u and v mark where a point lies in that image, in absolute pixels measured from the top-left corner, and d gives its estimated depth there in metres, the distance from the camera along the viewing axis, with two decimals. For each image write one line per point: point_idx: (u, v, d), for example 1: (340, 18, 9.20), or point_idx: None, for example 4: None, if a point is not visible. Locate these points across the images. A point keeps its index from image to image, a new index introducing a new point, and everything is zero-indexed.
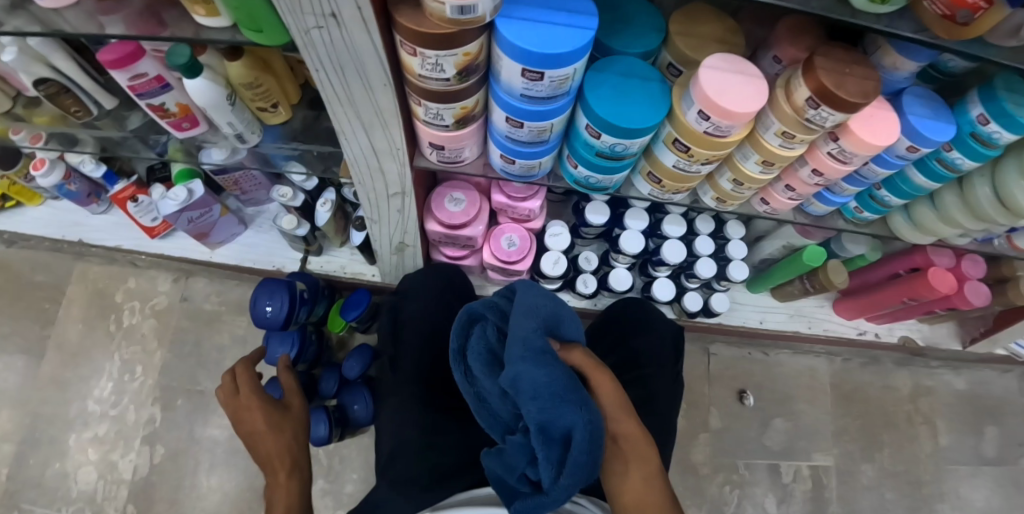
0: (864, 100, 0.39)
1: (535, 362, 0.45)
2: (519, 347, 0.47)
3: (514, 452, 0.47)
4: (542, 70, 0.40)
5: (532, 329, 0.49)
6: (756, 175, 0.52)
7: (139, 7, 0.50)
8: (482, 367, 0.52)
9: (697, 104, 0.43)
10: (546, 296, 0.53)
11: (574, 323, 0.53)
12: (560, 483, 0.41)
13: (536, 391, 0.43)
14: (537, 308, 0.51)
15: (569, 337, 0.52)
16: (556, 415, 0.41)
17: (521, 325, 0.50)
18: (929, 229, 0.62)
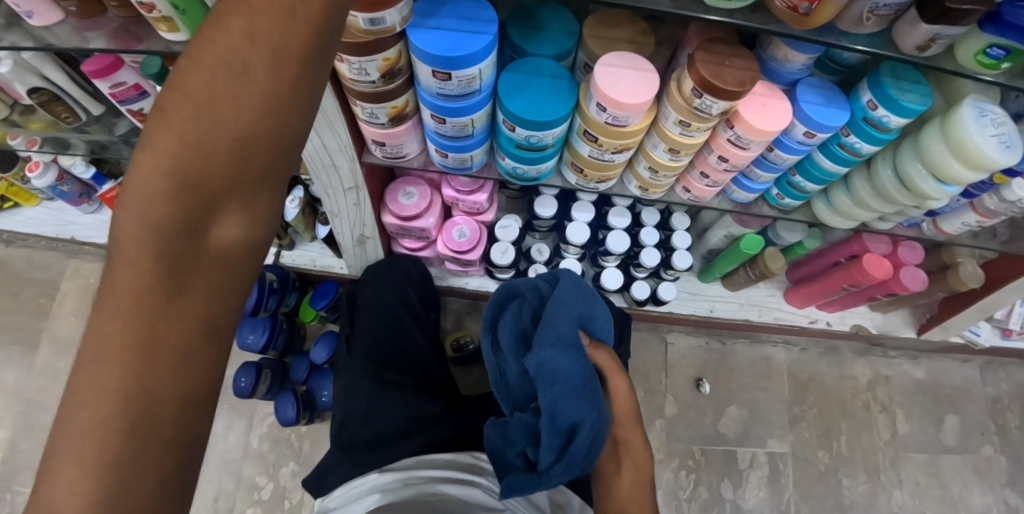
0: (739, 88, 0.44)
1: (561, 357, 0.49)
2: (554, 333, 0.50)
3: (516, 431, 0.52)
4: (449, 71, 0.45)
5: (568, 322, 0.52)
6: (666, 162, 0.57)
7: (116, 25, 0.56)
8: (512, 343, 0.55)
9: (596, 98, 0.48)
10: (587, 290, 0.56)
11: (605, 322, 0.57)
12: (555, 470, 0.47)
13: (561, 388, 0.48)
14: (576, 299, 0.54)
15: (593, 335, 0.56)
16: (567, 409, 0.47)
17: (559, 312, 0.52)
18: (847, 213, 0.66)
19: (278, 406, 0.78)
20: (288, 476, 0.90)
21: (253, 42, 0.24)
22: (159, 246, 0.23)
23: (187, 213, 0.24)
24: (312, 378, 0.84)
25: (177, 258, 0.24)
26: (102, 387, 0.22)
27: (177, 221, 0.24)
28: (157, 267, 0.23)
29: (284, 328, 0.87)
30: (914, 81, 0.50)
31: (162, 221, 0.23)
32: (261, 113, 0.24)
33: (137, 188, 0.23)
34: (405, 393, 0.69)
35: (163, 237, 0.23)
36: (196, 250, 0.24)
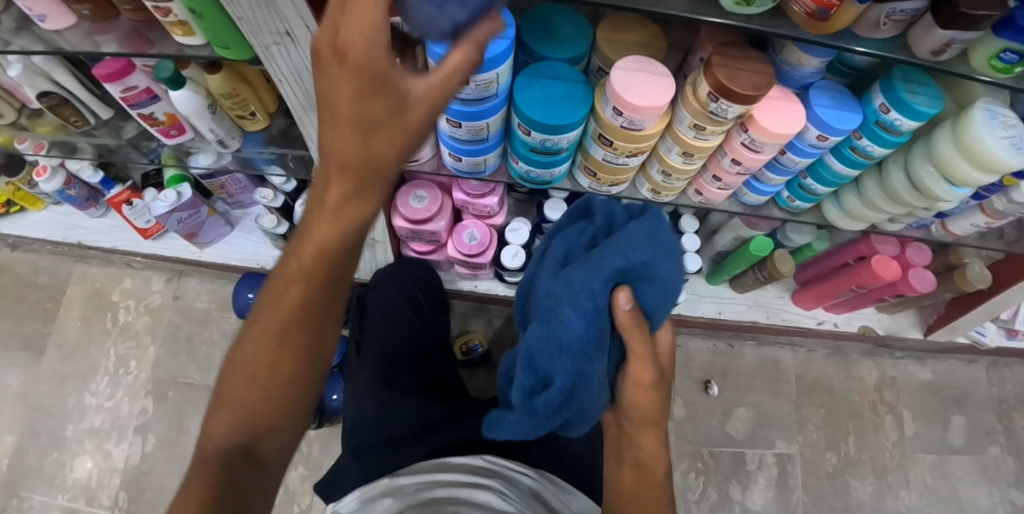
0: (756, 92, 0.44)
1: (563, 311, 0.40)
2: (580, 275, 0.39)
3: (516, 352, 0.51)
4: (467, 75, 0.45)
5: (602, 272, 0.39)
6: (680, 166, 0.57)
7: (128, 29, 0.56)
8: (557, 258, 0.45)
9: (612, 102, 0.48)
10: (654, 241, 0.39)
11: (654, 292, 0.41)
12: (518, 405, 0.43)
13: (548, 338, 0.40)
14: (630, 251, 0.39)
15: (640, 302, 0.41)
16: (551, 356, 0.40)
17: (605, 256, 0.39)
18: (857, 215, 0.66)
19: None
20: (296, 480, 0.89)
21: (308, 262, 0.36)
22: (291, 312, 0.38)
23: (306, 307, 0.39)
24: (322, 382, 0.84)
25: (289, 326, 0.39)
26: (250, 393, 0.39)
27: (296, 310, 0.38)
28: (286, 330, 0.39)
29: None
30: (926, 84, 0.51)
31: (292, 304, 0.38)
32: (352, 245, 0.36)
33: (286, 277, 0.38)
34: (415, 395, 0.69)
35: (290, 311, 0.38)
36: (303, 317, 0.39)
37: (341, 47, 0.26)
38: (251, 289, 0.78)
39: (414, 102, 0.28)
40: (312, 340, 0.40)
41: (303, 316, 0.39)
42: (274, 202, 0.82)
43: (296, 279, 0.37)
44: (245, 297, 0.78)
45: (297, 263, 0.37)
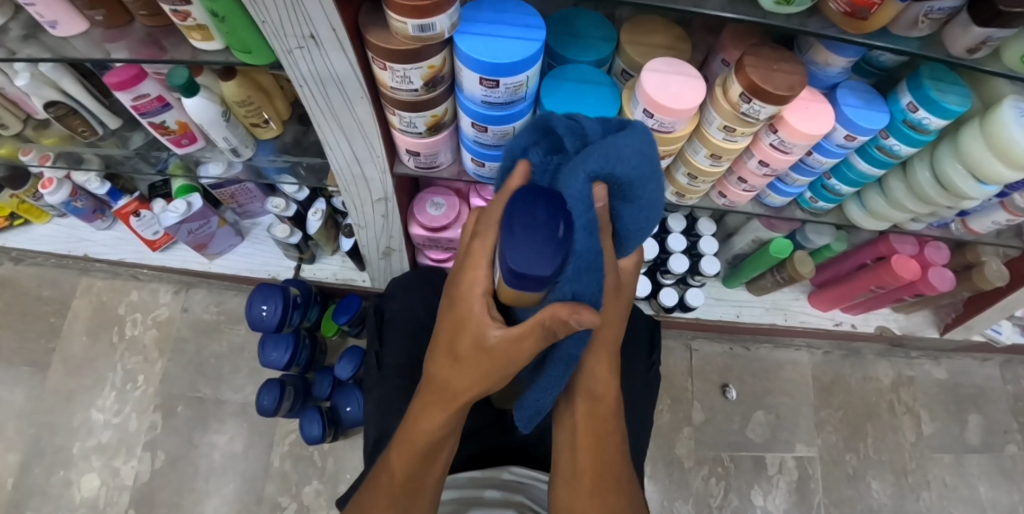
0: (790, 92, 0.44)
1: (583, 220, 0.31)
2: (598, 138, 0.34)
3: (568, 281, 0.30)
4: (497, 79, 0.44)
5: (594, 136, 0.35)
6: (707, 168, 0.57)
7: (142, 35, 0.55)
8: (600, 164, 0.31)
9: (642, 104, 0.47)
10: (648, 157, 0.33)
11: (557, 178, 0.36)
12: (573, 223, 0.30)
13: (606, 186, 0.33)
14: (619, 162, 0.31)
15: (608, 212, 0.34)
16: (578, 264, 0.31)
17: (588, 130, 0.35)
18: (880, 215, 0.66)
19: (305, 425, 0.77)
20: (311, 495, 0.88)
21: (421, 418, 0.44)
22: (411, 465, 0.45)
23: (422, 458, 0.45)
24: (337, 393, 0.82)
25: (413, 476, 0.45)
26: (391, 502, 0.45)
27: (415, 458, 0.45)
28: (411, 472, 0.45)
29: (306, 343, 0.85)
30: (954, 82, 0.50)
31: (408, 467, 0.45)
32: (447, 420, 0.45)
33: (401, 451, 0.45)
34: None
35: (410, 466, 0.45)
36: (413, 474, 0.45)
37: (472, 295, 0.35)
38: (264, 302, 0.76)
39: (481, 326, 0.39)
40: (424, 493, 0.46)
41: (417, 463, 0.45)
42: (286, 211, 0.80)
43: (417, 450, 0.44)
44: (258, 310, 0.76)
45: (420, 439, 0.44)
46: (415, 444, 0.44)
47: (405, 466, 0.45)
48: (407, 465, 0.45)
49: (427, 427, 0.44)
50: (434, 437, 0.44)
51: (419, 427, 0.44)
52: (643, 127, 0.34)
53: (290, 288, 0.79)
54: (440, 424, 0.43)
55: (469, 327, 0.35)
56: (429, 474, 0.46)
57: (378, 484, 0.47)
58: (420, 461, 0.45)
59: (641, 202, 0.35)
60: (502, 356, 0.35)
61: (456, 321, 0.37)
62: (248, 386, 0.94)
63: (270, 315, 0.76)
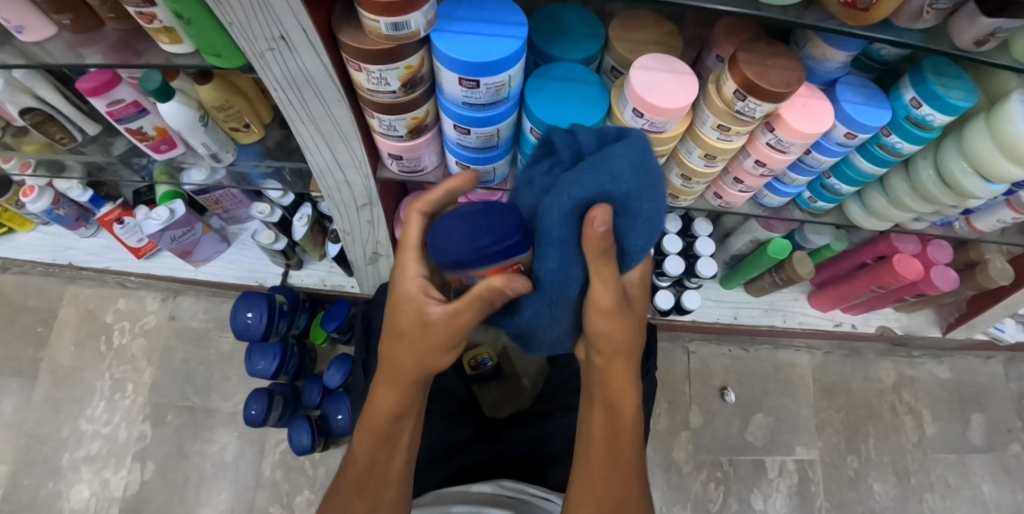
0: (786, 89, 0.42)
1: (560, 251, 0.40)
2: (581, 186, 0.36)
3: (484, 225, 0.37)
4: (477, 78, 0.42)
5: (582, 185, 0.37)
6: (701, 169, 0.54)
7: (113, 39, 0.53)
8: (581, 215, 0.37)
9: (631, 103, 0.45)
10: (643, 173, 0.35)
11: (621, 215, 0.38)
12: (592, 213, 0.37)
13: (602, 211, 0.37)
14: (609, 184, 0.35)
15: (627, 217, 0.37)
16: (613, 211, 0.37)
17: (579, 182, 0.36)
18: (882, 215, 0.64)
19: (293, 434, 0.75)
20: (303, 505, 0.87)
21: (382, 404, 0.45)
22: (374, 448, 0.45)
23: (382, 442, 0.45)
24: (326, 402, 0.81)
25: (376, 462, 0.45)
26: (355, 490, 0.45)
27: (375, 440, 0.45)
28: (374, 456, 0.45)
29: (294, 351, 0.83)
30: (958, 76, 0.48)
31: (370, 453, 0.45)
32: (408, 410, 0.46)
33: (362, 435, 0.46)
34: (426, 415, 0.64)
35: (372, 449, 0.45)
36: (379, 454, 0.45)
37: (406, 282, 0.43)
38: (248, 309, 0.74)
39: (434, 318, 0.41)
40: (390, 479, 0.45)
41: (380, 446, 0.45)
42: (271, 216, 0.79)
43: (378, 429, 0.45)
44: (243, 318, 0.74)
45: (378, 419, 0.45)
46: (375, 426, 0.45)
47: (367, 450, 0.45)
48: (370, 448, 0.45)
49: (383, 408, 0.45)
50: (392, 415, 0.45)
51: (375, 410, 0.46)
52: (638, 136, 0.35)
53: (275, 295, 0.78)
54: (396, 400, 0.45)
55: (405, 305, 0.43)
56: (392, 451, 0.46)
57: (343, 480, 0.46)
58: (381, 442, 0.45)
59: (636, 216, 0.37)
60: (442, 329, 0.42)
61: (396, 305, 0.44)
62: (238, 395, 0.92)
63: (256, 323, 0.74)
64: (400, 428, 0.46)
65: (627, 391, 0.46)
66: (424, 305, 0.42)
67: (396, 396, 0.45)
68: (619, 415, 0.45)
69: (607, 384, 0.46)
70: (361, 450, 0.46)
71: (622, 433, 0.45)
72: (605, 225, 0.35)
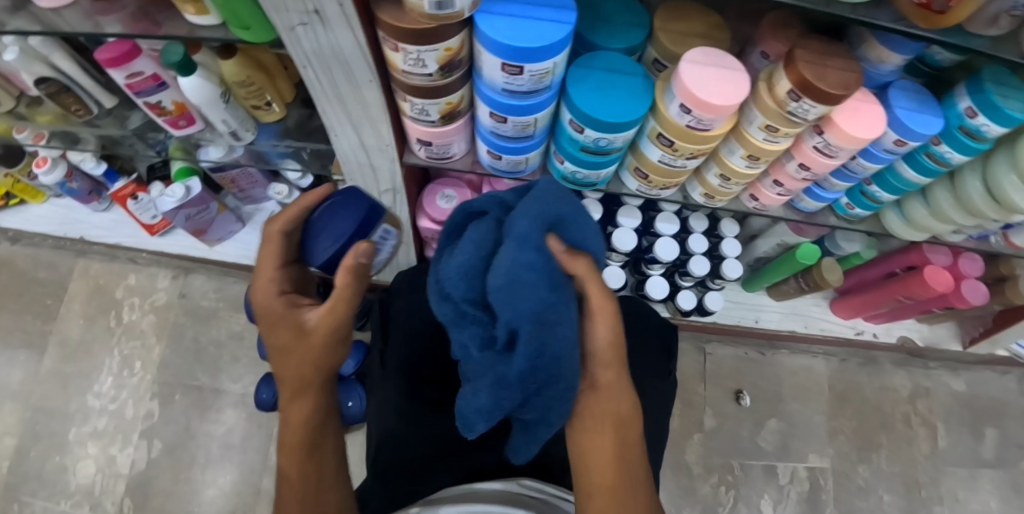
0: (844, 92, 0.40)
1: (514, 296, 0.38)
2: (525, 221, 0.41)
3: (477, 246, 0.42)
4: (522, 64, 0.40)
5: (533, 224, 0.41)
6: (743, 170, 0.52)
7: (132, 9, 0.50)
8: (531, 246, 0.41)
9: (679, 98, 0.43)
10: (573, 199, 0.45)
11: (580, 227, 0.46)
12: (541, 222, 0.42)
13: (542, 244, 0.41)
14: (557, 205, 0.43)
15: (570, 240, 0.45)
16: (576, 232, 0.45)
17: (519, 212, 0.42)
18: (921, 226, 0.62)
19: None
20: None
21: (300, 416, 0.45)
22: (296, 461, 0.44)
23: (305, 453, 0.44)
24: (338, 389, 0.80)
25: (308, 474, 0.44)
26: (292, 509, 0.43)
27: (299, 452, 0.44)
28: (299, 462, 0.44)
29: None
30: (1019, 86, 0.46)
31: (301, 465, 0.44)
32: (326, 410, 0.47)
33: (285, 452, 0.45)
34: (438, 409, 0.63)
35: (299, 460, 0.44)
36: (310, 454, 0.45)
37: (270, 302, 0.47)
38: None
39: (315, 326, 0.45)
40: (327, 485, 0.44)
41: (304, 450, 0.45)
42: (288, 198, 0.77)
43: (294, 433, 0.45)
44: None
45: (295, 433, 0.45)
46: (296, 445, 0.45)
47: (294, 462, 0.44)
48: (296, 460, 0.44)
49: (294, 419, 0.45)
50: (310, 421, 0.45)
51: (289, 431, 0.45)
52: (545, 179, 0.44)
53: None
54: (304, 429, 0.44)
55: (281, 322, 0.46)
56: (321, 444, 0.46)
57: (280, 507, 0.44)
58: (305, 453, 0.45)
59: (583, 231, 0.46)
60: (322, 330, 0.45)
61: (272, 328, 0.47)
62: (247, 377, 0.92)
63: None
64: (326, 434, 0.46)
65: (631, 408, 0.47)
66: (297, 316, 0.46)
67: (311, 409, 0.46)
68: (629, 430, 0.47)
69: (612, 402, 0.46)
70: (294, 464, 0.44)
71: (632, 448, 0.46)
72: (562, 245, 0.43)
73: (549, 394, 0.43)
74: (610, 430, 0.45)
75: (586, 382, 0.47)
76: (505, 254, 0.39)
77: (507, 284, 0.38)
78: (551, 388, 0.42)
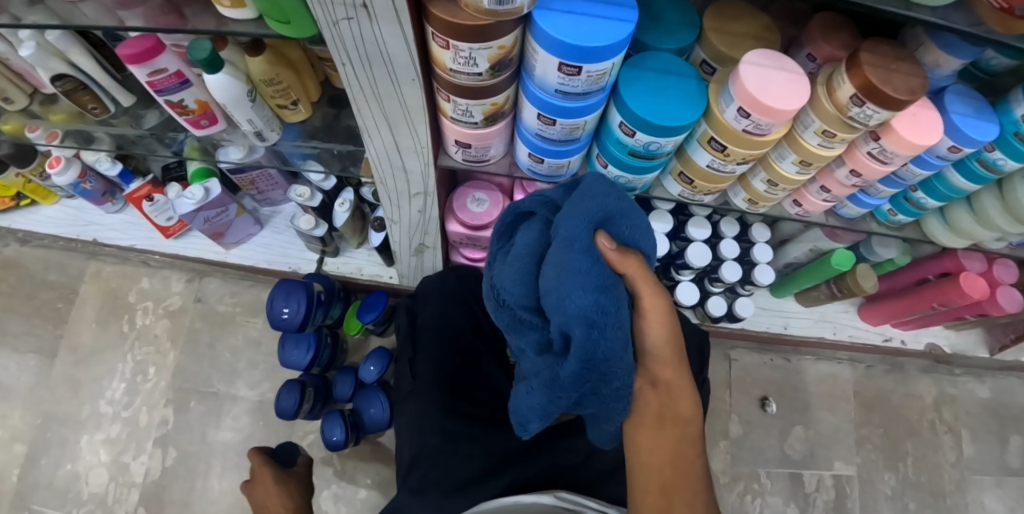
0: (912, 97, 0.38)
1: (563, 298, 0.40)
2: (567, 229, 0.42)
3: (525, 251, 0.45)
4: (579, 64, 0.38)
5: (578, 224, 0.42)
6: (792, 176, 0.50)
7: (159, 3, 0.48)
8: (575, 254, 0.41)
9: (737, 101, 0.41)
10: (619, 193, 0.45)
11: (631, 222, 0.46)
12: (586, 223, 0.42)
13: (587, 246, 0.42)
14: (605, 201, 0.44)
15: (621, 239, 0.45)
16: (627, 230, 0.46)
17: (566, 214, 0.43)
18: (964, 232, 0.60)
19: (326, 429, 0.73)
20: (329, 499, 0.84)
21: None
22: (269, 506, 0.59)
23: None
24: (359, 396, 0.77)
25: None
26: None
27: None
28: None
29: (328, 342, 0.81)
30: None
31: None
32: None
33: None
34: (474, 425, 0.61)
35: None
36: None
37: None
38: (285, 301, 0.71)
39: None
40: None
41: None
42: (310, 200, 0.75)
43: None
44: (279, 311, 0.71)
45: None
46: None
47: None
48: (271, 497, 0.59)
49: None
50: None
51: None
52: (592, 174, 0.46)
53: (313, 284, 0.74)
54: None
55: None
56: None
57: None
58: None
59: (636, 226, 0.46)
60: None
61: None
62: (265, 383, 0.90)
63: (292, 316, 0.71)
64: None
65: (688, 408, 0.50)
66: None
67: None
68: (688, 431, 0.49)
69: (670, 401, 0.50)
70: None
71: (689, 447, 0.49)
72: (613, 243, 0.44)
73: (604, 392, 0.43)
74: (671, 430, 0.49)
75: (645, 380, 0.50)
76: (552, 259, 0.42)
77: (557, 286, 0.41)
78: (603, 384, 0.42)
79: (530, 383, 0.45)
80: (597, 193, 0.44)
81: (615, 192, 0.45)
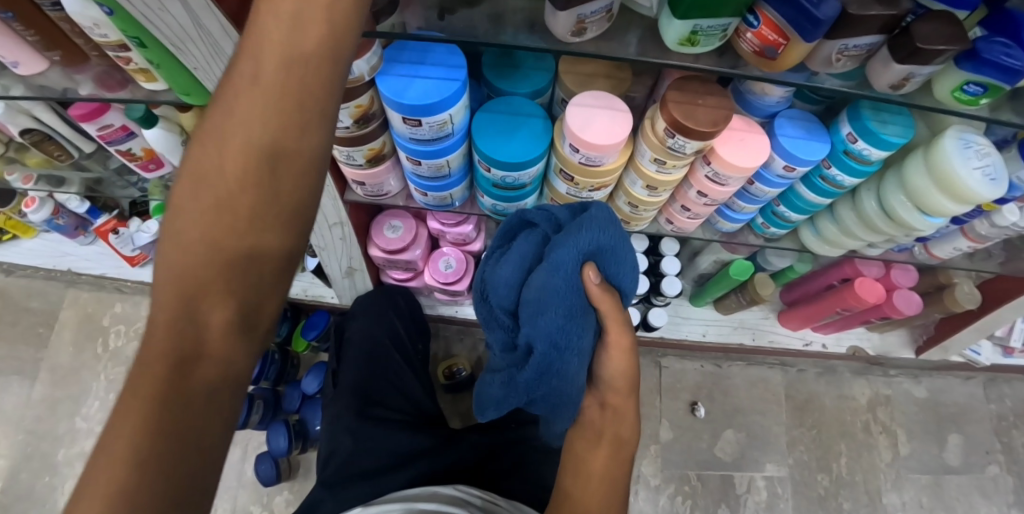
0: (711, 128, 0.44)
1: (537, 314, 0.44)
2: (556, 253, 0.43)
3: (513, 258, 0.46)
4: (419, 118, 0.45)
5: (570, 253, 0.43)
6: (646, 198, 0.56)
7: (101, 70, 0.56)
8: (556, 282, 0.43)
9: (569, 140, 0.47)
10: (617, 228, 0.46)
11: (621, 259, 0.47)
12: (576, 252, 0.44)
13: (570, 275, 0.43)
14: (602, 235, 0.45)
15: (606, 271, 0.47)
16: (615, 264, 0.47)
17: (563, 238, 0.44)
18: (833, 242, 0.65)
19: (271, 438, 0.80)
20: (282, 504, 0.90)
21: None
22: (157, 469, 0.22)
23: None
24: (304, 408, 0.86)
25: None
26: None
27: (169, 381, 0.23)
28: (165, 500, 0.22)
29: (276, 359, 0.88)
30: (894, 112, 0.50)
31: None
32: None
33: None
34: (385, 426, 0.68)
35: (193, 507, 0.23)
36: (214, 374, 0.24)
37: None
38: None
39: None
40: None
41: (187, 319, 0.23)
42: None
43: (220, 238, 0.23)
44: None
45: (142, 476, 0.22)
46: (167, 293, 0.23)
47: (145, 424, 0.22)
48: (115, 481, 0.22)
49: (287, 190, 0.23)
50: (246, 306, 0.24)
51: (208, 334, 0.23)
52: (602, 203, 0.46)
53: None
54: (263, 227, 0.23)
55: None
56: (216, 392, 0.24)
57: None
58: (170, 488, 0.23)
59: (624, 262, 0.47)
60: None
61: None
62: None
63: None
64: None
65: (631, 432, 0.52)
66: None
67: (247, 157, 0.23)
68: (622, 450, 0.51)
69: (616, 423, 0.52)
70: None
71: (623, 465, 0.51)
72: (597, 277, 0.46)
73: (555, 404, 0.49)
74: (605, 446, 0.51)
75: (595, 400, 0.53)
76: (538, 277, 0.43)
77: (534, 301, 0.44)
78: (562, 388, 0.47)
79: (494, 374, 0.52)
80: (594, 224, 0.44)
81: (613, 224, 0.46)
